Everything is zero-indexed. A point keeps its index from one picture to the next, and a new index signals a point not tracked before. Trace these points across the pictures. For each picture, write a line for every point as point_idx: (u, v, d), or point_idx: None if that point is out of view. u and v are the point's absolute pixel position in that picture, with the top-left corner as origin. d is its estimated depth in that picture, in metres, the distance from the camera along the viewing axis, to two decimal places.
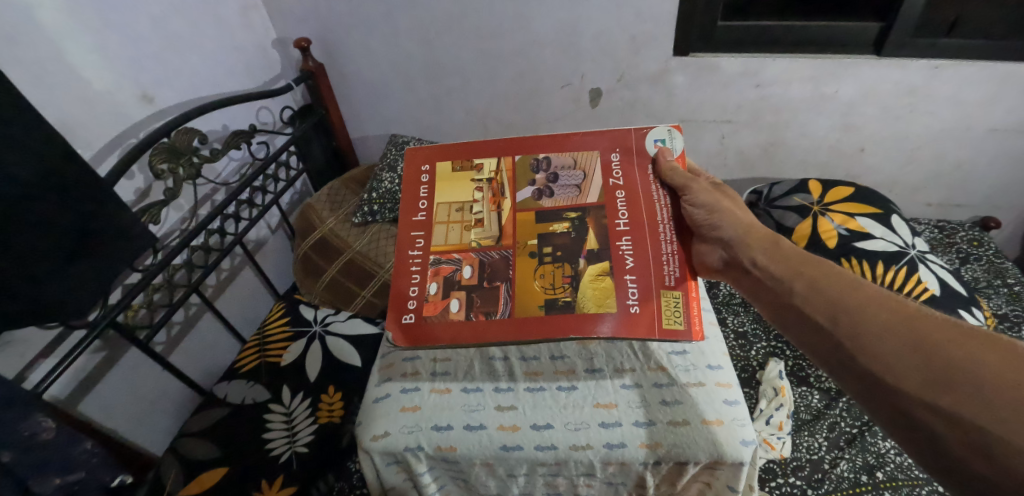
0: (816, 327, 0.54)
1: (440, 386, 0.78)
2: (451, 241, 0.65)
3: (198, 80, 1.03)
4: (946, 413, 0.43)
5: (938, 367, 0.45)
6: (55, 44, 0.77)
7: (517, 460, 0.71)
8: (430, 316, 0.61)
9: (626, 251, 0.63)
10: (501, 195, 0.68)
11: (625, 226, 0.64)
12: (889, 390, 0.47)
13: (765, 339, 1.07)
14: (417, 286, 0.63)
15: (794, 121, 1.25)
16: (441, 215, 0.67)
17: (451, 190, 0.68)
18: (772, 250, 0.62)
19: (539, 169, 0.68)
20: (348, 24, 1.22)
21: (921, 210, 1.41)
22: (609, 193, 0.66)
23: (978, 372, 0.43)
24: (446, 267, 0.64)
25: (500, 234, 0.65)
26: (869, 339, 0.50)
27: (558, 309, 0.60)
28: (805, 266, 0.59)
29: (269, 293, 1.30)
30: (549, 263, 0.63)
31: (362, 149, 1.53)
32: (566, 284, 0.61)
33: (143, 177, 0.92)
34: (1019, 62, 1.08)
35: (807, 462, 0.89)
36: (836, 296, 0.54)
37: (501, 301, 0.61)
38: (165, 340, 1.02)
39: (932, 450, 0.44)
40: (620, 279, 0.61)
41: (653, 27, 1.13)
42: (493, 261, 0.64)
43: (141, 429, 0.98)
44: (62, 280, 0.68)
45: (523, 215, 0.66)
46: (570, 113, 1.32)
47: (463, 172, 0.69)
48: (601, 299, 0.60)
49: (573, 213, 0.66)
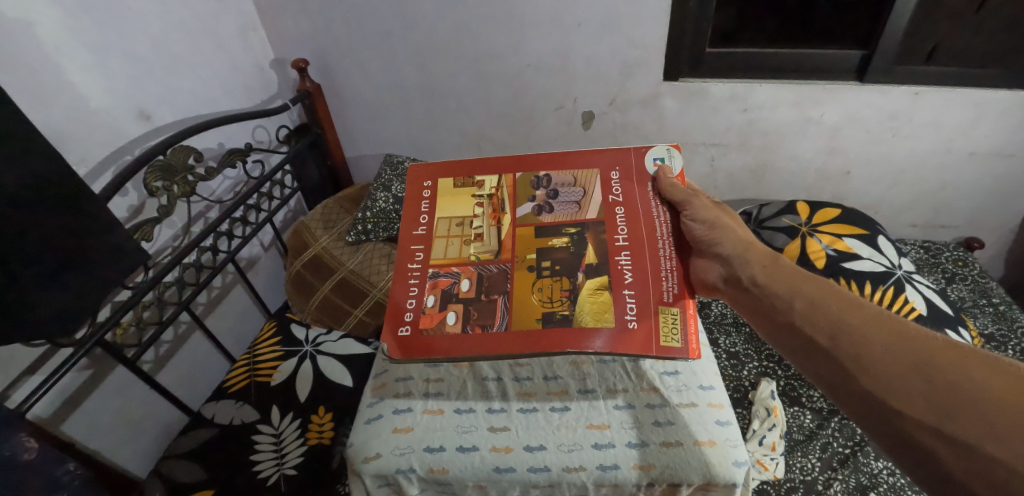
0: (815, 346, 0.54)
1: (433, 406, 0.77)
2: (450, 255, 0.66)
3: (196, 99, 1.05)
4: (948, 436, 0.44)
5: (940, 389, 0.45)
6: (53, 61, 0.78)
7: (509, 482, 0.70)
8: (427, 328, 0.61)
9: (625, 266, 0.63)
10: (502, 210, 0.69)
11: (624, 242, 0.65)
12: (889, 408, 0.47)
13: (757, 360, 1.08)
14: (415, 298, 0.64)
15: (782, 144, 1.28)
16: (441, 229, 0.68)
17: (452, 205, 0.69)
18: (770, 267, 0.63)
19: (540, 186, 0.69)
20: (346, 47, 1.24)
21: (907, 231, 1.43)
22: (608, 210, 0.67)
23: (980, 395, 0.44)
24: (444, 280, 0.65)
25: (498, 248, 0.66)
26: (869, 359, 0.50)
27: (555, 322, 0.60)
28: (804, 284, 0.60)
29: (260, 312, 1.29)
30: (547, 277, 0.64)
31: (357, 169, 1.53)
32: (563, 297, 0.62)
33: (137, 194, 0.92)
34: (994, 89, 1.13)
35: (800, 484, 0.88)
36: (836, 315, 0.55)
37: (498, 314, 0.61)
38: (152, 358, 1.01)
39: (929, 470, 0.44)
40: (619, 294, 0.62)
41: (642, 52, 1.16)
42: (491, 275, 0.65)
43: (125, 450, 0.96)
44: (51, 297, 0.68)
45: (523, 230, 0.67)
46: (563, 135, 1.34)
47: (465, 187, 0.71)
48: (599, 313, 0.61)
49: (571, 228, 0.67)
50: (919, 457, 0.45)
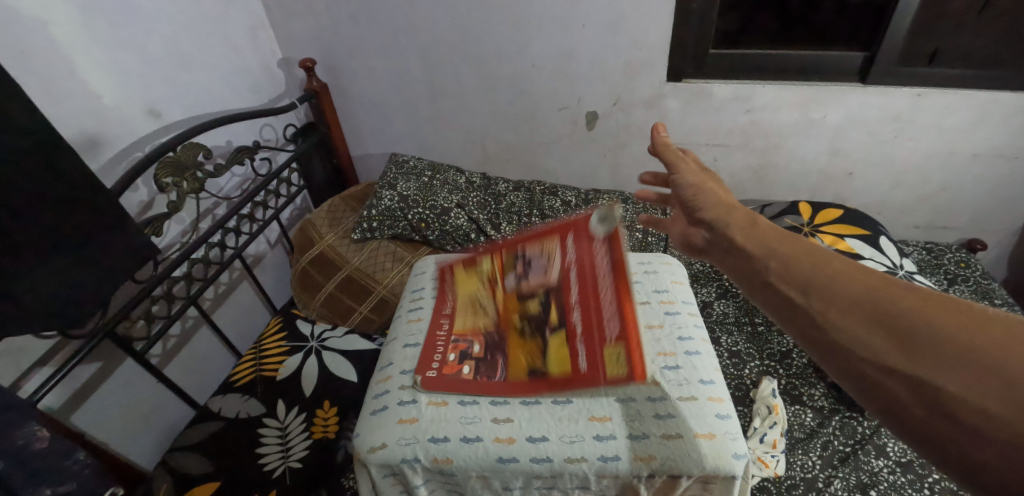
0: (786, 302, 0.43)
1: (437, 397, 0.76)
2: (467, 324, 0.82)
3: (205, 97, 1.06)
4: (926, 389, 0.34)
5: (909, 336, 0.36)
6: (68, 59, 0.80)
7: (512, 472, 0.71)
8: (450, 373, 0.77)
9: (578, 324, 0.64)
10: (495, 280, 0.75)
11: (576, 304, 0.65)
12: (857, 361, 0.37)
13: (759, 359, 1.09)
14: (441, 354, 0.80)
15: (785, 145, 1.29)
16: (461, 309, 0.84)
17: (467, 287, 0.83)
18: (742, 223, 0.52)
19: (512, 257, 0.72)
20: (352, 47, 1.26)
21: (909, 232, 1.44)
22: (565, 274, 0.67)
23: (956, 341, 0.34)
24: (462, 344, 0.80)
25: (496, 320, 0.76)
26: (842, 312, 0.39)
27: (537, 377, 0.68)
28: (772, 237, 0.48)
29: (267, 308, 1.31)
30: (526, 336, 0.71)
31: (362, 168, 1.55)
32: (538, 353, 0.69)
33: (146, 190, 0.94)
34: (998, 90, 1.13)
35: (801, 481, 0.89)
36: (806, 265, 0.44)
37: (499, 368, 0.75)
38: (160, 352, 1.02)
39: (918, 434, 0.34)
40: (574, 346, 0.64)
41: (646, 54, 1.18)
42: (494, 341, 0.76)
43: (132, 443, 0.97)
44: (65, 289, 0.69)
45: (507, 297, 0.73)
46: (566, 135, 1.36)
47: (471, 271, 0.81)
48: (562, 361, 0.66)
49: (540, 292, 0.69)
50: (898, 417, 0.35)
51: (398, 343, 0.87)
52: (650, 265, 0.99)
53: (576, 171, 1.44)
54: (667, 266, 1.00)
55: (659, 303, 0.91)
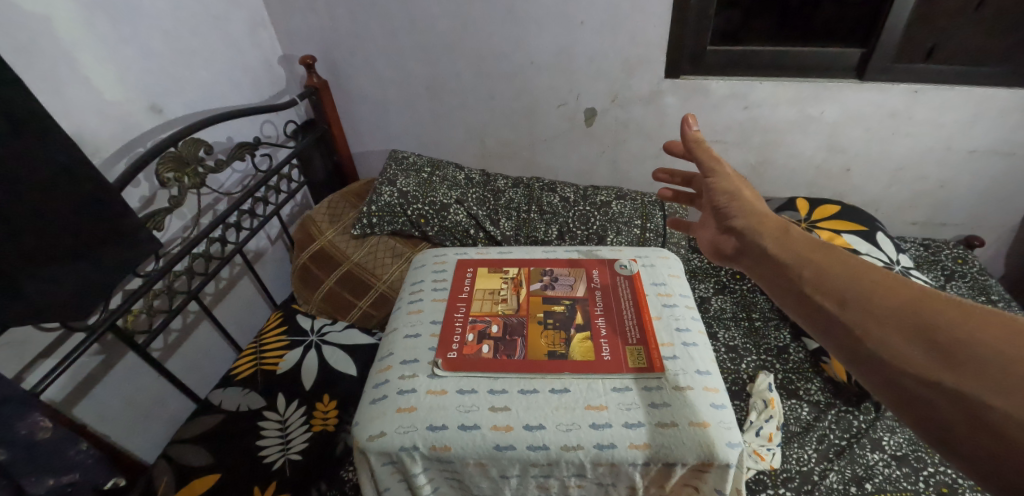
0: (822, 313, 0.47)
1: (437, 387, 0.76)
2: (485, 310, 0.88)
3: (206, 93, 1.07)
4: (944, 388, 0.38)
5: (936, 345, 0.40)
6: (69, 54, 0.80)
7: (509, 460, 0.71)
8: (469, 354, 0.80)
9: (601, 326, 0.85)
10: (521, 285, 0.92)
11: (600, 311, 0.87)
12: (885, 363, 0.41)
13: (755, 353, 1.09)
14: (459, 334, 0.83)
15: (783, 142, 1.30)
16: (478, 294, 0.92)
17: (487, 282, 0.94)
18: (780, 236, 0.56)
19: (545, 275, 0.95)
20: (353, 44, 1.27)
21: (907, 228, 1.44)
22: (591, 291, 0.91)
23: (977, 349, 0.38)
24: (479, 324, 0.85)
25: (517, 307, 0.88)
26: (876, 323, 0.43)
27: (557, 357, 0.79)
28: (813, 251, 0.52)
29: (267, 303, 1.32)
30: (551, 328, 0.84)
31: (362, 164, 1.56)
32: (561, 342, 0.82)
33: (148, 185, 0.95)
34: (993, 87, 1.14)
35: (796, 474, 0.89)
36: (842, 280, 0.47)
37: (517, 348, 0.81)
38: (162, 346, 1.03)
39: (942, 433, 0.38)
40: (597, 341, 0.82)
41: (644, 51, 1.18)
42: (512, 324, 0.85)
43: (133, 436, 0.98)
44: (66, 281, 0.70)
45: (534, 299, 0.90)
46: (565, 131, 1.36)
47: (495, 273, 0.96)
48: (586, 352, 0.80)
49: (567, 300, 0.89)
50: (929, 419, 0.38)
51: (398, 334, 0.87)
52: (648, 258, 1.00)
53: (575, 167, 1.44)
54: (665, 260, 1.00)
55: (657, 295, 0.91)
